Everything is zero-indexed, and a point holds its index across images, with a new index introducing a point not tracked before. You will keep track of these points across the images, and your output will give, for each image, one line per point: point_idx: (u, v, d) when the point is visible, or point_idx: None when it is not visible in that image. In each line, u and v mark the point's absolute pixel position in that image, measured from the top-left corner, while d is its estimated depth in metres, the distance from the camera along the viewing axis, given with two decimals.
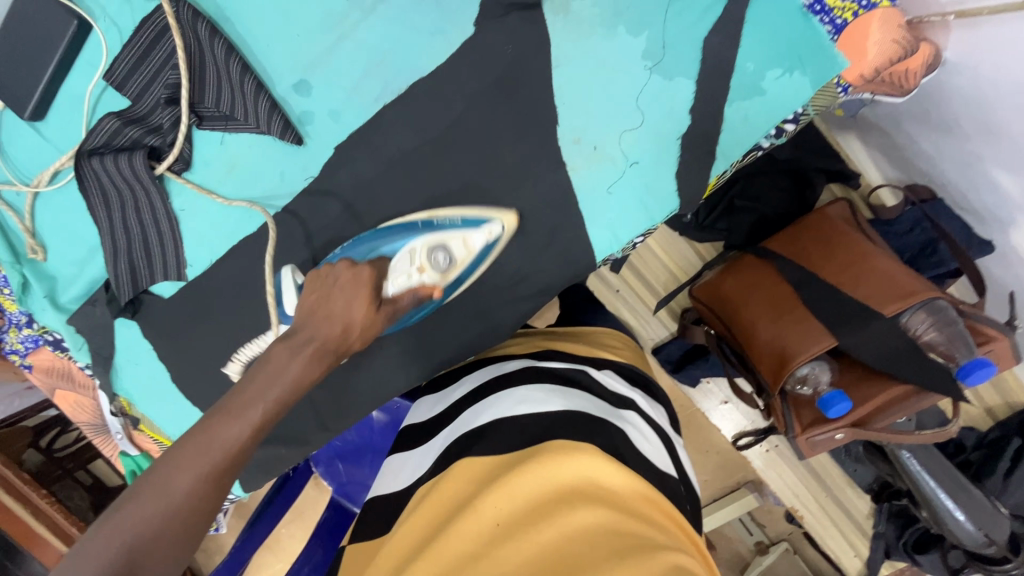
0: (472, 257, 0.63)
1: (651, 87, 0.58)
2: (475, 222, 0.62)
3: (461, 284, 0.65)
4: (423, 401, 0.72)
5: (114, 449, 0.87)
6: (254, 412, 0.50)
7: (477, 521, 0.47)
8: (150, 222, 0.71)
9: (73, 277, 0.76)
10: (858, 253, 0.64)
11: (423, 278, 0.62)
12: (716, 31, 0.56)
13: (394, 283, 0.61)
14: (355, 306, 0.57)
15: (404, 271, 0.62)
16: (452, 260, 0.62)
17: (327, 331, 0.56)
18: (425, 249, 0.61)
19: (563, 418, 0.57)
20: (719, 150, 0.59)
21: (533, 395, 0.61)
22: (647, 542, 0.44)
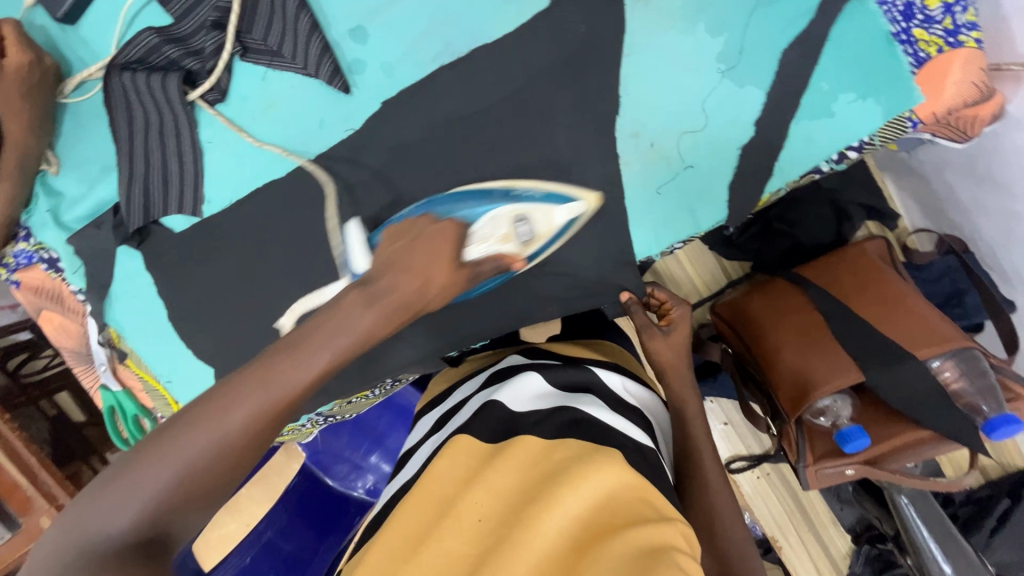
0: (552, 233, 0.61)
1: (720, 91, 0.57)
2: (561, 197, 0.60)
3: (534, 258, 0.63)
4: (437, 408, 0.79)
5: (94, 381, 0.82)
6: (321, 360, 0.49)
7: (466, 520, 0.50)
8: (173, 150, 0.68)
9: (80, 196, 0.72)
10: (891, 293, 0.64)
11: (505, 247, 0.60)
12: (796, 44, 0.55)
13: (477, 247, 0.59)
14: (439, 265, 0.57)
15: (487, 239, 0.59)
16: (534, 233, 0.60)
17: (407, 285, 0.55)
18: (512, 217, 0.59)
19: (546, 414, 0.63)
20: (778, 166, 0.58)
21: (506, 392, 0.68)
22: (617, 525, 0.48)
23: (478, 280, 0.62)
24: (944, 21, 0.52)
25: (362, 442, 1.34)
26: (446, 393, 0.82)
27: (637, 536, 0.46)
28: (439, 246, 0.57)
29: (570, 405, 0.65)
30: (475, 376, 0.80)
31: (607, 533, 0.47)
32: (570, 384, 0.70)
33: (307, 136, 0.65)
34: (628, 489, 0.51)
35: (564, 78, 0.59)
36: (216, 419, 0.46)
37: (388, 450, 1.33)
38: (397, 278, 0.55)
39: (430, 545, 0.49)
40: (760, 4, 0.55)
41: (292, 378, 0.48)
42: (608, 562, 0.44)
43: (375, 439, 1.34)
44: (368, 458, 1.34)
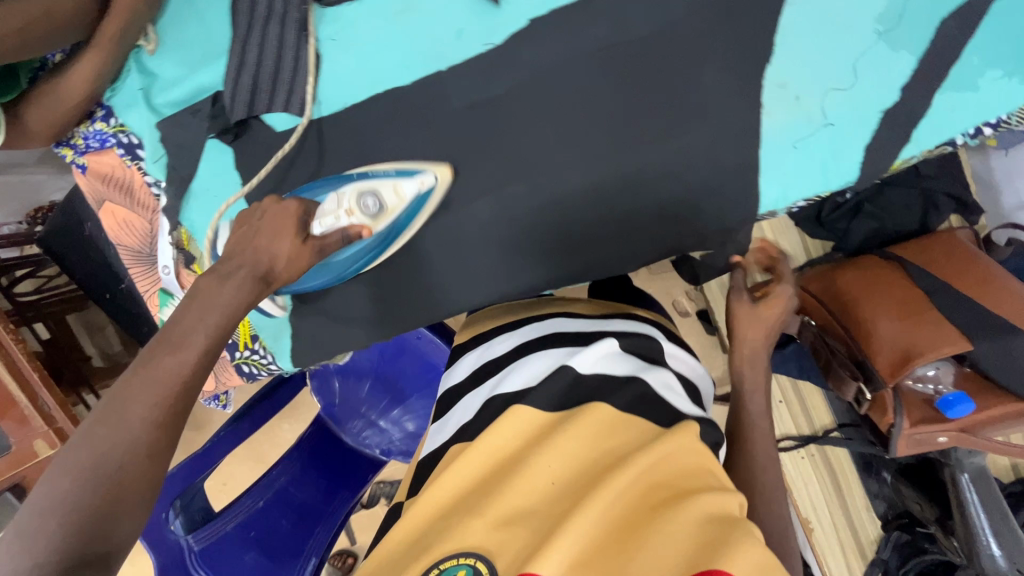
0: (404, 206, 0.65)
1: (874, 52, 0.58)
2: (408, 171, 0.64)
3: (392, 238, 0.68)
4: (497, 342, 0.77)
5: (153, 284, 0.77)
6: (135, 414, 0.49)
7: (534, 483, 0.51)
8: (292, 42, 0.65)
9: (178, 80, 0.68)
10: (991, 274, 0.66)
11: (351, 220, 0.62)
12: (955, 15, 0.57)
13: (321, 223, 0.61)
14: (282, 242, 0.58)
15: (330, 214, 0.62)
16: (382, 206, 0.64)
17: (257, 259, 0.57)
18: (356, 193, 0.63)
19: (617, 383, 0.62)
20: (916, 136, 0.59)
21: (579, 353, 0.66)
22: (686, 489, 0.48)
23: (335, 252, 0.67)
24: None
25: (380, 397, 1.32)
26: (495, 332, 0.80)
27: (706, 504, 0.46)
28: (283, 223, 0.58)
29: (638, 376, 0.63)
30: (541, 320, 0.78)
31: (676, 497, 0.48)
32: (640, 353, 0.69)
33: (442, 45, 0.64)
34: (699, 463, 0.51)
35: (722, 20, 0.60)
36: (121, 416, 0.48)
37: (406, 410, 1.30)
38: (243, 264, 0.57)
39: (503, 497, 0.50)
40: None
41: (177, 364, 0.51)
42: (672, 537, 0.44)
43: (395, 397, 1.31)
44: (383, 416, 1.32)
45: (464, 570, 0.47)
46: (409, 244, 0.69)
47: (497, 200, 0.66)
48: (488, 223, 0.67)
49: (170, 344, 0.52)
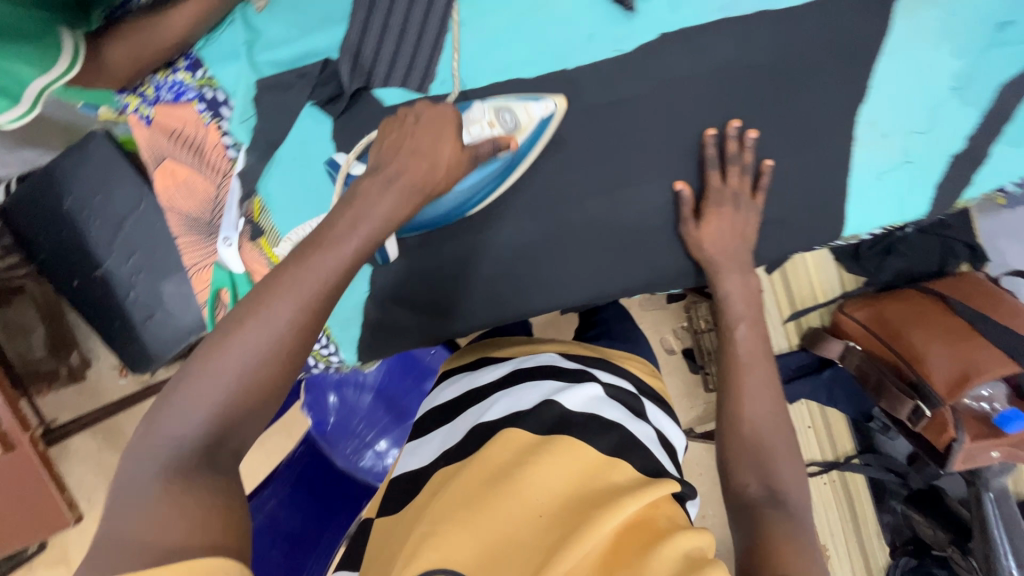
0: (531, 129, 0.62)
1: (949, 105, 0.67)
2: (534, 96, 0.63)
3: (519, 161, 0.64)
4: (488, 373, 0.70)
5: (206, 257, 0.69)
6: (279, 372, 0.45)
7: (525, 507, 0.47)
8: (421, 19, 0.64)
9: (286, 41, 0.64)
10: (1009, 309, 0.76)
11: (493, 131, 0.60)
12: (1013, 84, 0.66)
13: (469, 132, 0.60)
14: (445, 143, 0.56)
15: (476, 122, 0.60)
16: (517, 123, 0.61)
17: (417, 168, 0.55)
18: (495, 108, 0.61)
19: (601, 424, 0.57)
20: (977, 179, 0.68)
21: (566, 389, 0.61)
22: (663, 532, 0.46)
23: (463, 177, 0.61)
24: None
25: (378, 419, 1.19)
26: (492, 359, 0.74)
27: (679, 549, 0.45)
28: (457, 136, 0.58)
29: (623, 424, 0.58)
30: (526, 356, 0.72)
31: (654, 540, 0.45)
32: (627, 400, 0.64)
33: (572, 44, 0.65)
34: (673, 518, 0.49)
35: (831, 59, 0.66)
36: (256, 382, 0.44)
37: (406, 434, 1.17)
38: (408, 162, 0.55)
39: (484, 516, 0.46)
40: (996, 43, 0.66)
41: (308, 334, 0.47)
42: None
43: (396, 416, 1.19)
44: (378, 442, 1.16)
45: None
46: (510, 236, 0.68)
47: (607, 201, 0.67)
48: (595, 222, 0.68)
49: (318, 299, 0.47)
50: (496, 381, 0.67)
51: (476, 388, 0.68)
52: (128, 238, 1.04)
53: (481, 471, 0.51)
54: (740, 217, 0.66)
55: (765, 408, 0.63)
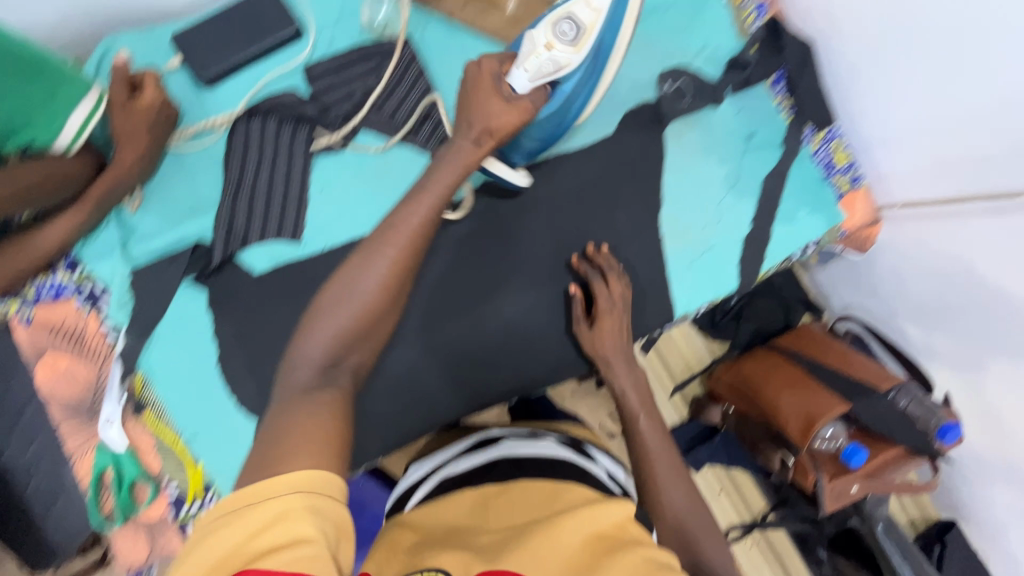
0: (597, 28, 0.62)
1: (728, 200, 0.82)
2: None
3: (597, 44, 0.65)
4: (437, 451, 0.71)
5: (89, 439, 0.71)
6: None
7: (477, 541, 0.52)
8: (279, 195, 0.75)
9: (158, 232, 0.73)
10: (839, 352, 0.87)
11: (556, 48, 0.60)
12: (771, 177, 0.83)
13: (525, 68, 0.60)
14: (494, 103, 0.59)
15: (534, 52, 0.60)
16: (579, 27, 0.61)
17: (491, 119, 0.59)
18: (553, 20, 0.61)
19: (554, 463, 0.60)
20: (768, 252, 0.83)
21: (521, 444, 0.64)
22: (626, 541, 0.47)
23: (540, 112, 0.69)
24: (849, 172, 0.85)
25: None
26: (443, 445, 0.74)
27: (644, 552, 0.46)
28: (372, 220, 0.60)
29: (578, 463, 0.61)
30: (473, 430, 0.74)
31: (616, 548, 0.47)
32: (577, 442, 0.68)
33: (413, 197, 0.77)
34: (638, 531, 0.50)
35: (626, 180, 0.81)
36: None
37: None
38: (456, 145, 0.59)
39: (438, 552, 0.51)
40: (748, 149, 0.83)
41: None
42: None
43: None
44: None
45: None
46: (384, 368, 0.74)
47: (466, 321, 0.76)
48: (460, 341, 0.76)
49: None
50: (447, 452, 0.68)
51: (426, 466, 0.68)
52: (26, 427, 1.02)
53: (438, 536, 0.54)
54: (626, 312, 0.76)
55: (680, 500, 0.68)
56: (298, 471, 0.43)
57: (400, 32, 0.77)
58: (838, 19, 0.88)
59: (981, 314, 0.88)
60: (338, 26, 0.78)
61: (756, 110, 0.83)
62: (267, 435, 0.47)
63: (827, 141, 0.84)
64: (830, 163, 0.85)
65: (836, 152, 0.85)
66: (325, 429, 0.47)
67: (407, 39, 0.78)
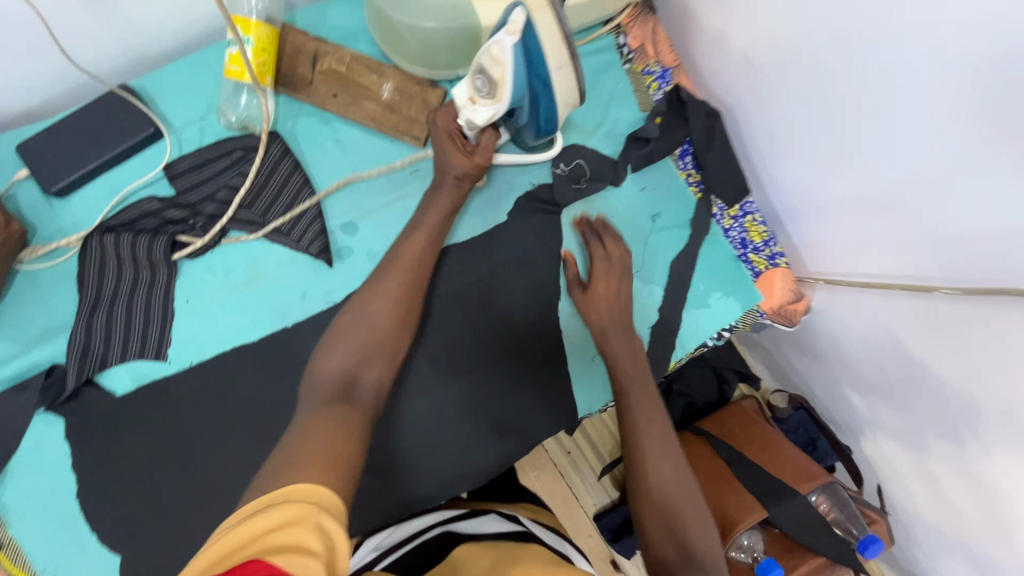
0: (507, 81, 0.57)
1: (632, 287, 0.76)
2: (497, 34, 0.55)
3: (528, 86, 0.59)
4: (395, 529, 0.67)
5: None
6: None
7: None
8: (140, 311, 0.70)
9: (8, 359, 0.68)
10: (767, 439, 0.81)
11: (478, 105, 0.61)
12: (679, 260, 0.78)
13: (468, 129, 0.65)
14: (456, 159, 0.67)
15: (466, 109, 0.62)
16: (491, 83, 0.58)
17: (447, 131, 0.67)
18: (473, 77, 0.59)
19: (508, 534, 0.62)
20: (678, 341, 0.77)
21: (472, 521, 0.65)
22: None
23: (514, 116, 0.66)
24: (765, 250, 0.78)
25: None
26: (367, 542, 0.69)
27: None
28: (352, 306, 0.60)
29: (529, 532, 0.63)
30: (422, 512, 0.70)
31: None
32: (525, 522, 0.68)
33: (286, 304, 0.72)
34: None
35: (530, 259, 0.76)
36: None
37: None
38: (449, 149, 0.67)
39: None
40: (654, 231, 0.78)
41: None
42: None
43: None
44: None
45: None
46: None
47: None
48: None
49: None
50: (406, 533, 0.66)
51: (380, 547, 0.65)
52: None
53: None
54: (626, 281, 0.72)
55: (670, 475, 0.63)
56: (302, 483, 0.42)
57: (263, 128, 0.71)
58: (746, 87, 0.85)
59: (917, 396, 0.81)
60: (199, 124, 0.72)
61: (662, 187, 0.79)
62: (293, 448, 0.46)
63: (740, 218, 0.78)
64: (745, 240, 0.78)
65: (750, 230, 0.78)
66: (332, 442, 0.47)
67: (273, 134, 0.72)
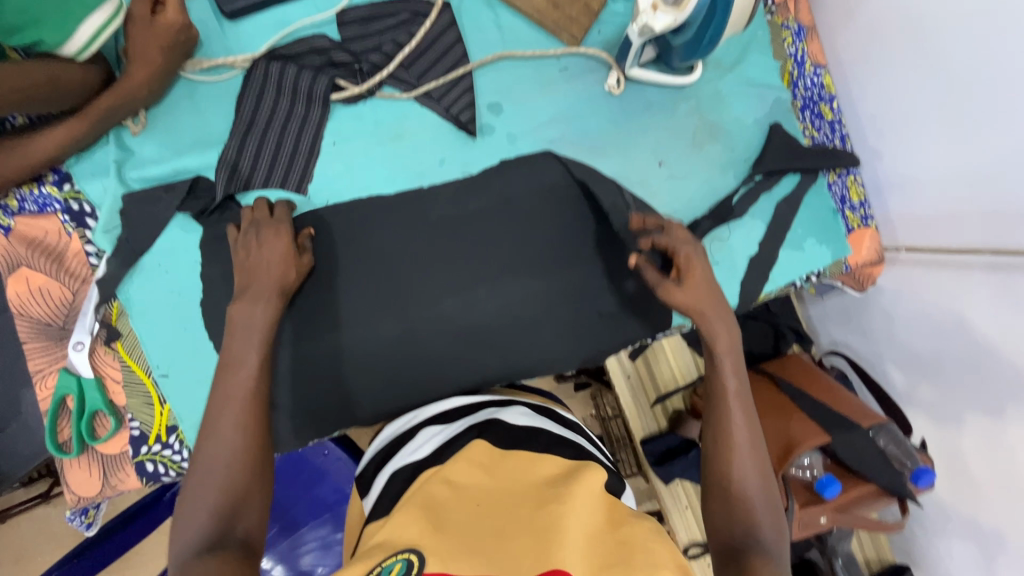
0: None
1: (740, 218, 0.82)
2: None
3: None
4: (417, 412, 0.70)
5: (55, 363, 0.68)
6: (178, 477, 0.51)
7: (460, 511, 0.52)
8: (290, 142, 0.72)
9: (157, 161, 0.70)
10: (828, 384, 0.87)
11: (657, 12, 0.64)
12: (784, 201, 0.83)
13: (635, 32, 0.69)
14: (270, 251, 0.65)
15: (642, 15, 0.66)
16: None
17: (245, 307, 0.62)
18: None
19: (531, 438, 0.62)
20: (772, 275, 0.82)
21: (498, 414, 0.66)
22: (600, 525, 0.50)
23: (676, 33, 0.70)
24: (861, 209, 0.85)
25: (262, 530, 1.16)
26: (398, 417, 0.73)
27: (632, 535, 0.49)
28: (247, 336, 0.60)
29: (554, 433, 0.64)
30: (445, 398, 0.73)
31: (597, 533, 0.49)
32: (553, 415, 0.68)
33: (425, 165, 0.75)
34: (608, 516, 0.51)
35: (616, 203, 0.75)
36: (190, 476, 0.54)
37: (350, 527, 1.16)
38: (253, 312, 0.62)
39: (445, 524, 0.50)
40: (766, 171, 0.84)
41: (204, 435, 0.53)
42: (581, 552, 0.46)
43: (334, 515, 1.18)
44: (309, 560, 1.15)
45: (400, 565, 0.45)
46: (369, 333, 0.72)
47: (461, 300, 0.73)
48: (453, 318, 0.73)
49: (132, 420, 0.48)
50: (426, 415, 0.68)
51: (401, 431, 0.68)
52: None
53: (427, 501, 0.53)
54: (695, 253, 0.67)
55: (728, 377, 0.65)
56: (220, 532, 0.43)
57: None
58: (864, 63, 0.91)
59: (967, 371, 0.86)
60: None
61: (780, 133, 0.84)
62: None
63: (843, 176, 0.85)
64: (844, 197, 0.86)
65: (851, 188, 0.85)
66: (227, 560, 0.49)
67: (443, 4, 0.76)
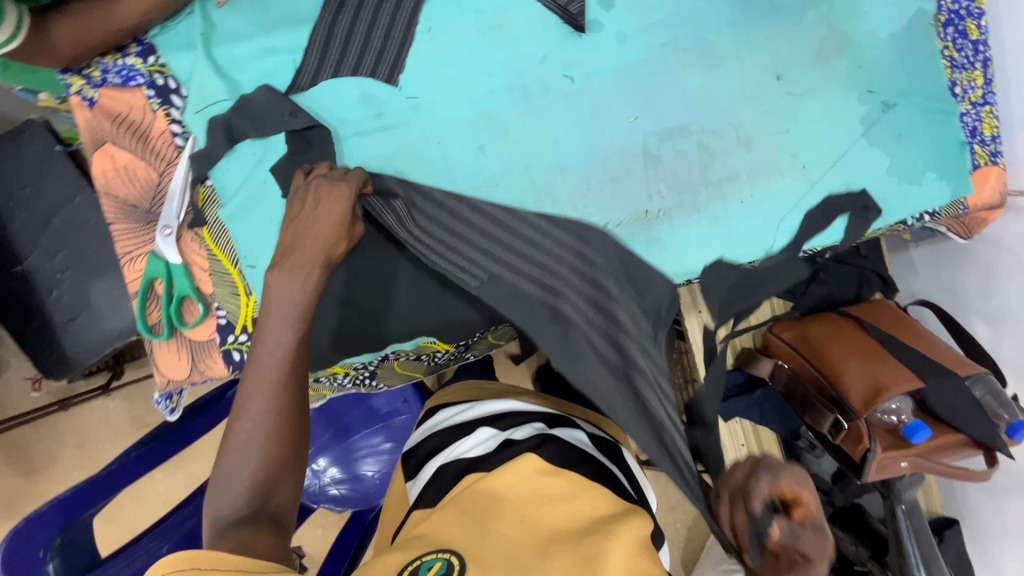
0: None
1: (856, 145, 0.75)
2: None
3: None
4: (483, 404, 0.78)
5: (144, 245, 0.67)
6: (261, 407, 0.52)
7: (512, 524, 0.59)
8: (383, 25, 0.67)
9: (244, 36, 0.65)
10: (921, 332, 0.83)
11: None
12: (908, 131, 0.75)
13: None
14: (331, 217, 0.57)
15: None
16: None
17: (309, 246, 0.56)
18: None
19: (586, 458, 0.68)
20: (883, 211, 0.76)
21: (559, 430, 0.72)
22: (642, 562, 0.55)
23: None
24: (991, 145, 0.78)
25: (320, 434, 1.20)
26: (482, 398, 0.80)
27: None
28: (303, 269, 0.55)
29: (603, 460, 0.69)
30: (504, 396, 0.79)
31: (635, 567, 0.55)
32: (603, 443, 0.74)
33: (525, 62, 0.69)
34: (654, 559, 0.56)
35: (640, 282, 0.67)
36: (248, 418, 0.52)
37: (399, 435, 1.21)
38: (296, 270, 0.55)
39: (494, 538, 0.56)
40: (894, 94, 0.75)
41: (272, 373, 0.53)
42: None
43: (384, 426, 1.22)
44: (363, 466, 1.20)
45: (439, 563, 0.53)
46: None
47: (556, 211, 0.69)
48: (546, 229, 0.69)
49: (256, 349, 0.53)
50: (490, 413, 0.76)
51: (479, 416, 0.75)
52: (55, 234, 1.05)
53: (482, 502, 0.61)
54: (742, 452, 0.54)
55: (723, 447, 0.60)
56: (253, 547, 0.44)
57: None
58: None
59: None
60: None
61: (916, 51, 0.75)
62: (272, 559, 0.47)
63: (977, 106, 0.77)
64: (976, 129, 0.77)
65: (984, 120, 0.78)
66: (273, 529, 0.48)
67: None
